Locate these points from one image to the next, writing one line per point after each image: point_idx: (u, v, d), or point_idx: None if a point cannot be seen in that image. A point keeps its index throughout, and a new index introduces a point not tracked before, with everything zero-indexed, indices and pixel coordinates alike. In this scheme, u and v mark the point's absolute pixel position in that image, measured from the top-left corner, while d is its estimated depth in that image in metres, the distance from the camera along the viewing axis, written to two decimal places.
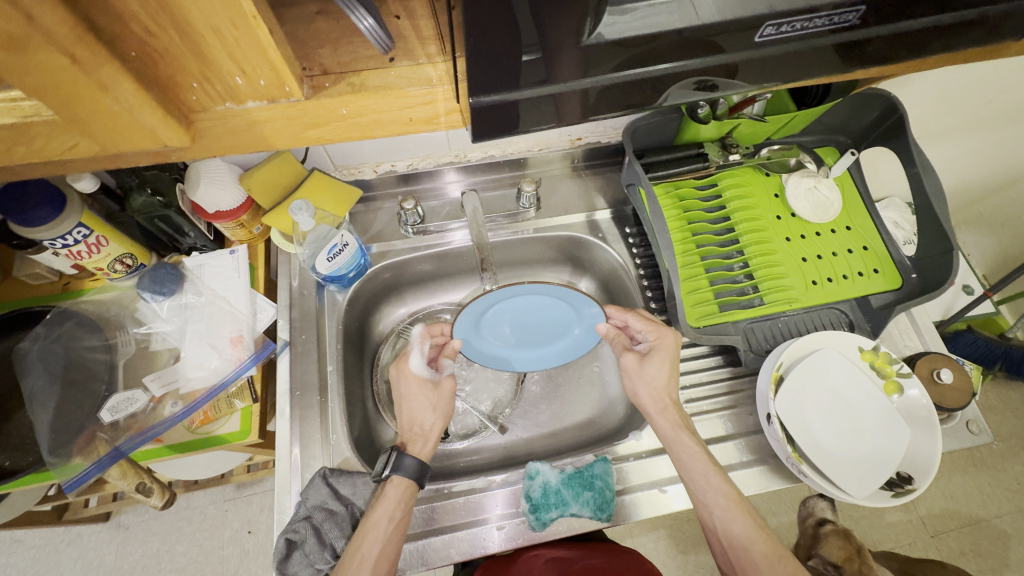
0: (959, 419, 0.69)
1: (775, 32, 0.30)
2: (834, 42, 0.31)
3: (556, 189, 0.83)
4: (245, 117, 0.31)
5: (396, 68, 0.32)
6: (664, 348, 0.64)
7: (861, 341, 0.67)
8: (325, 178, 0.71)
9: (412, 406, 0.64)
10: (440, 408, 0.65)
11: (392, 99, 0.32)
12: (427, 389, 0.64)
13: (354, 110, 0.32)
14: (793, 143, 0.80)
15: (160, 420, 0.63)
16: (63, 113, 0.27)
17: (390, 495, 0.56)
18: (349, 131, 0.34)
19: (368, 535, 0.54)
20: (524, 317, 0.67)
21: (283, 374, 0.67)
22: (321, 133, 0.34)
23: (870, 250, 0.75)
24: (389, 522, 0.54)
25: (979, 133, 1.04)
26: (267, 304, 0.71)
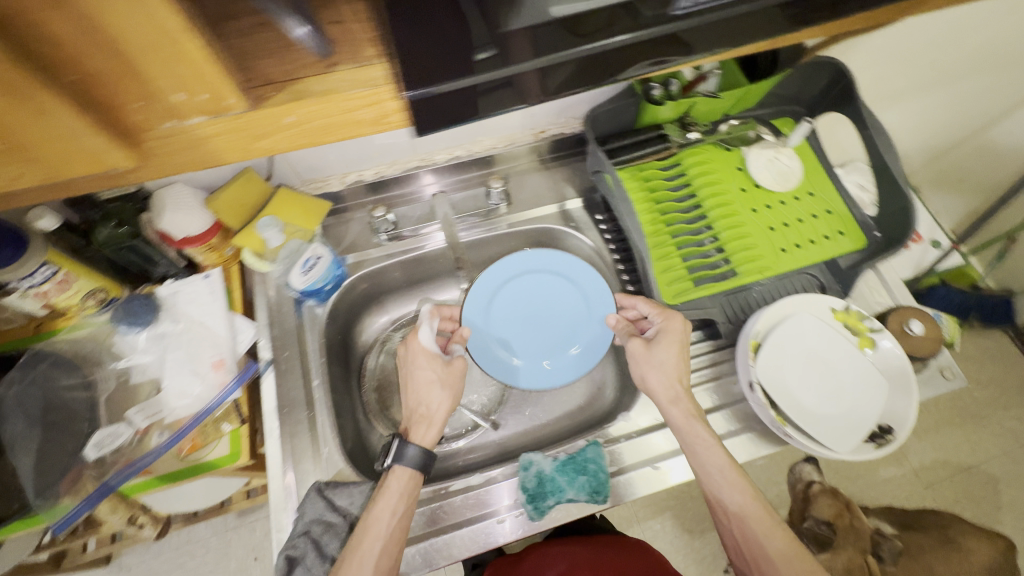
0: (932, 367, 0.72)
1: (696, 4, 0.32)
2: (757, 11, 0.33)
3: (525, 184, 0.83)
4: (192, 133, 0.31)
5: (339, 71, 0.32)
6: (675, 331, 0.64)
7: (832, 302, 0.69)
8: (290, 194, 0.71)
9: (419, 381, 0.63)
10: (446, 385, 0.63)
11: (338, 103, 0.32)
12: (433, 363, 0.64)
13: (301, 117, 0.32)
14: (750, 117, 0.81)
15: (147, 451, 0.62)
16: (6, 141, 0.27)
17: (392, 488, 0.57)
18: (300, 137, 0.34)
19: (368, 531, 0.54)
20: (532, 316, 0.73)
21: (269, 393, 0.67)
22: (271, 140, 0.34)
23: (834, 213, 0.77)
24: (393, 515, 0.55)
25: (925, 94, 1.07)
26: (245, 324, 0.70)
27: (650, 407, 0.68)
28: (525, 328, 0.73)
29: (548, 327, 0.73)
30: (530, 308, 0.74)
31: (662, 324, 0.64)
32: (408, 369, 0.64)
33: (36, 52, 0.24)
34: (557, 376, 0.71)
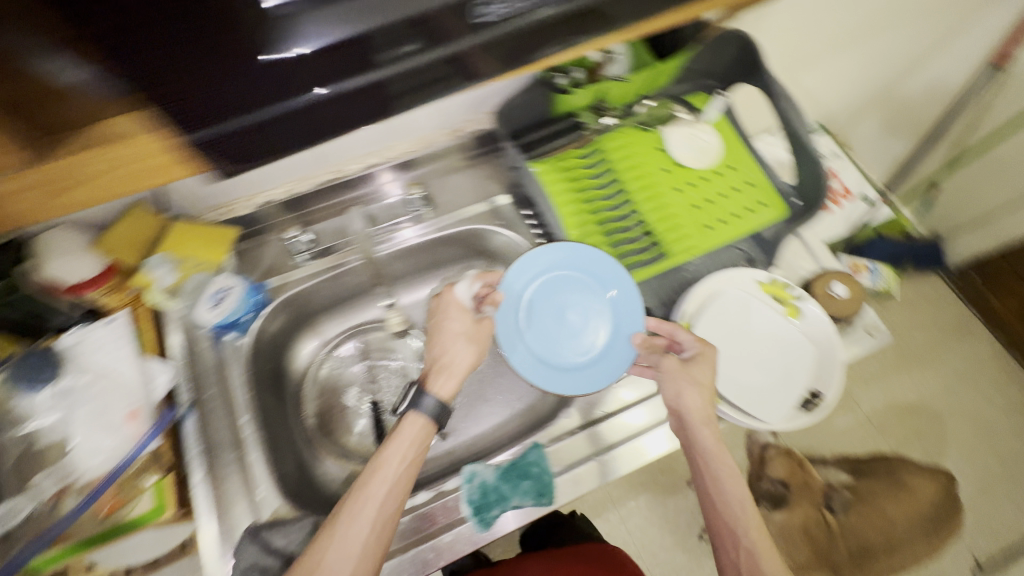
0: (859, 327, 0.74)
1: (498, 9, 0.36)
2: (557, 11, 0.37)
3: (447, 184, 0.80)
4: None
5: (122, 120, 0.32)
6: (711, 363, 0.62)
7: (758, 275, 0.69)
8: (189, 227, 0.68)
9: (449, 333, 0.64)
10: (472, 338, 0.64)
11: (121, 151, 0.32)
12: (463, 316, 0.64)
13: (94, 168, 0.32)
14: (664, 97, 0.81)
15: (59, 519, 0.57)
16: None
17: (405, 432, 0.58)
18: (121, 178, 0.34)
19: (372, 479, 0.55)
20: (553, 312, 0.66)
21: (191, 438, 0.63)
22: (91, 188, 0.33)
23: (755, 184, 0.77)
24: (401, 460, 0.56)
25: (835, 57, 1.10)
26: (160, 367, 0.64)
27: (591, 401, 0.68)
28: (543, 318, 0.66)
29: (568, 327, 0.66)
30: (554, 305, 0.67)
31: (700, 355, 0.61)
32: (440, 320, 0.65)
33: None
34: (563, 385, 0.63)
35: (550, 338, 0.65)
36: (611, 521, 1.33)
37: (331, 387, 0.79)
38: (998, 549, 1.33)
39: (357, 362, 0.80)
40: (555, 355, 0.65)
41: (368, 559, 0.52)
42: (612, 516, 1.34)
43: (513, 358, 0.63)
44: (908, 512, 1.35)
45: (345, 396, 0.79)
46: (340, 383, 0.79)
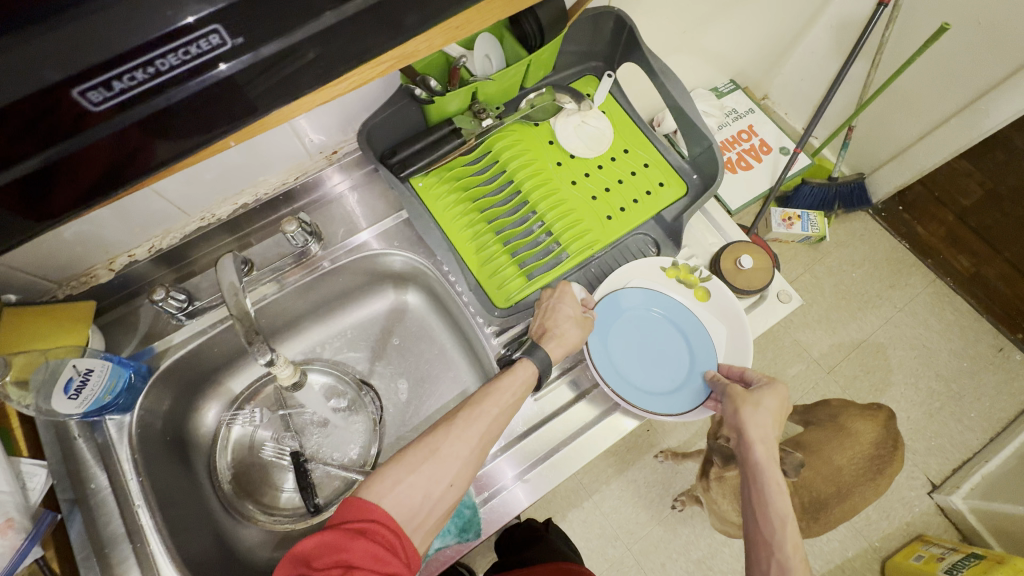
0: (770, 296, 0.73)
1: (103, 95, 0.22)
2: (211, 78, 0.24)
3: (334, 213, 0.76)
4: None
5: None
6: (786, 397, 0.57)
7: (661, 261, 0.67)
8: (34, 308, 0.59)
9: (557, 313, 0.60)
10: (580, 322, 0.60)
11: None
12: (571, 301, 0.61)
13: None
14: (547, 85, 0.76)
15: None
16: None
17: (519, 374, 0.57)
18: None
19: (490, 401, 0.54)
20: (656, 340, 0.64)
21: (78, 539, 0.58)
22: None
23: (652, 165, 0.75)
24: (513, 395, 0.55)
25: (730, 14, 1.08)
26: (36, 466, 0.58)
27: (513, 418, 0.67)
28: (636, 340, 0.64)
29: (646, 359, 0.63)
30: (660, 335, 0.64)
31: (769, 389, 0.56)
32: (552, 304, 0.61)
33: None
34: (639, 401, 0.60)
35: (630, 358, 0.63)
36: (586, 509, 1.32)
37: (246, 446, 0.74)
38: (950, 470, 1.38)
39: (271, 413, 0.75)
40: (631, 374, 0.62)
41: (470, 468, 0.51)
42: (583, 505, 1.33)
43: (594, 360, 0.62)
44: (853, 458, 1.30)
45: (263, 452, 0.74)
46: (256, 438, 0.74)
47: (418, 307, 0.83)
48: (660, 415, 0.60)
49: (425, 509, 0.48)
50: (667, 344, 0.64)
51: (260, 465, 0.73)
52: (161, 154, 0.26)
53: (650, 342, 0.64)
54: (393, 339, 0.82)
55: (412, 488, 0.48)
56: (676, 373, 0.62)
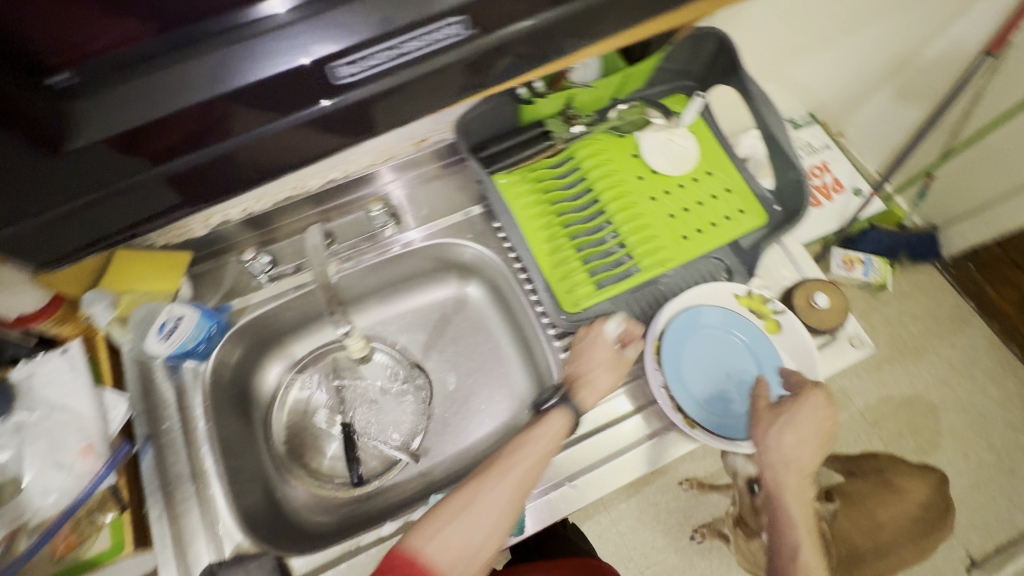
0: (841, 338, 0.70)
1: (356, 67, 0.41)
2: (347, 96, 0.42)
3: (415, 198, 0.79)
4: None
5: None
6: (822, 410, 0.57)
7: (735, 288, 0.66)
8: (140, 253, 0.65)
9: (596, 359, 0.61)
10: (615, 369, 0.61)
11: None
12: (603, 346, 0.62)
13: None
14: (639, 99, 0.77)
15: (12, 560, 0.56)
16: None
17: (549, 425, 0.58)
18: None
19: (518, 454, 0.56)
20: (729, 364, 0.63)
21: (149, 473, 0.62)
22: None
23: (733, 191, 0.74)
24: (541, 450, 0.56)
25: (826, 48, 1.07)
26: (117, 398, 0.63)
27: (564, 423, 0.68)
28: (708, 359, 0.63)
29: (717, 381, 0.62)
30: (734, 360, 0.63)
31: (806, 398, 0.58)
32: (584, 346, 0.63)
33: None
34: (710, 422, 0.60)
35: (701, 376, 0.62)
36: (602, 524, 1.31)
37: (297, 412, 0.76)
38: (994, 548, 1.30)
39: (324, 382, 0.78)
40: (699, 394, 0.61)
41: (508, 523, 0.52)
42: (599, 520, 1.31)
43: (664, 373, 0.61)
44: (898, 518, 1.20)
45: (315, 417, 0.76)
46: (307, 404, 0.77)
47: (479, 300, 0.84)
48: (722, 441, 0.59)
49: (467, 559, 0.49)
50: (740, 370, 0.63)
51: (309, 431, 0.76)
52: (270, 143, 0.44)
53: (723, 364, 0.63)
54: (449, 329, 0.83)
55: (451, 537, 0.50)
56: (744, 401, 0.61)
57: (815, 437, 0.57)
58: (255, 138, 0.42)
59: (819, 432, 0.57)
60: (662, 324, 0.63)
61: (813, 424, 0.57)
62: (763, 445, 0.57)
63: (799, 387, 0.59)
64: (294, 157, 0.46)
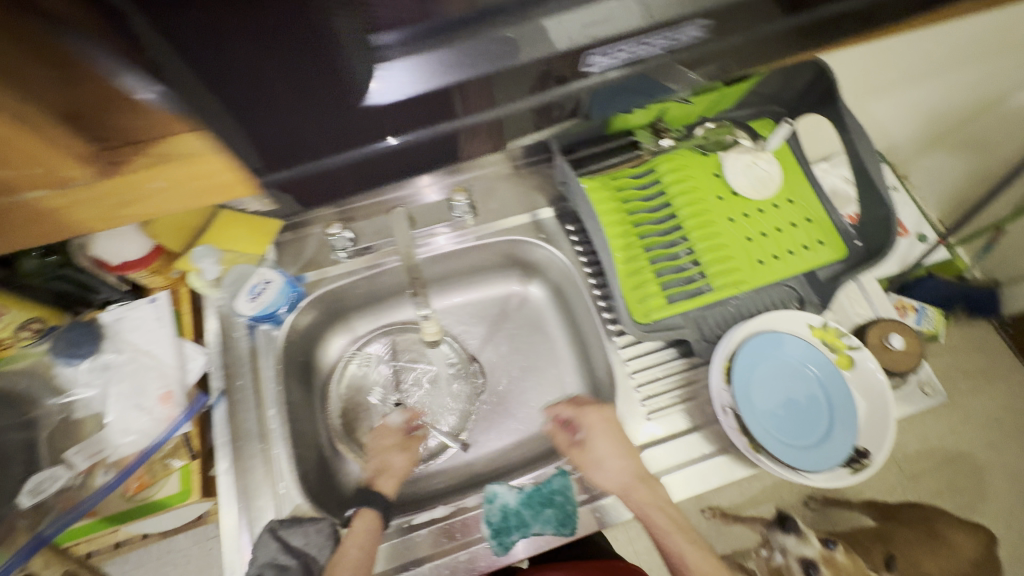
0: (913, 383, 0.69)
1: (604, 60, 0.33)
2: (423, 131, 0.32)
3: (493, 193, 0.80)
4: (40, 208, 0.28)
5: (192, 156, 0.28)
6: (604, 418, 0.64)
7: (810, 318, 0.65)
8: (237, 215, 0.68)
9: (380, 449, 0.71)
10: (408, 450, 0.71)
11: (199, 178, 0.30)
12: (395, 432, 0.72)
13: (169, 182, 0.29)
14: (726, 120, 0.77)
15: (91, 492, 0.58)
16: None
17: (359, 527, 0.59)
18: (201, 190, 0.31)
19: (347, 552, 0.57)
20: (799, 397, 0.62)
21: (221, 426, 0.64)
22: (172, 194, 0.30)
23: (814, 221, 0.73)
24: (359, 549, 0.57)
25: (914, 86, 1.06)
26: (196, 350, 0.66)
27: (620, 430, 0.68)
28: (778, 388, 0.63)
29: (786, 412, 0.61)
30: (804, 394, 0.63)
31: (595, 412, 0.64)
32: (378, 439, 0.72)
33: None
34: (777, 449, 0.59)
35: (771, 404, 0.62)
36: None
37: (353, 387, 0.78)
38: None
39: (381, 361, 0.79)
40: (767, 422, 0.61)
41: None
42: None
43: (733, 393, 0.61)
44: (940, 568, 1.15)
45: (369, 393, 0.78)
46: (363, 381, 0.78)
47: (540, 300, 0.85)
48: (786, 471, 0.58)
49: None
50: (811, 404, 0.62)
51: (362, 406, 0.77)
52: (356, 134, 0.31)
53: (792, 396, 0.62)
54: (506, 325, 0.84)
55: None
56: (813, 438, 0.60)
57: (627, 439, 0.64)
58: (302, 176, 0.32)
59: (619, 434, 0.63)
60: (735, 344, 0.63)
61: (608, 433, 0.63)
62: (582, 455, 0.63)
63: (580, 407, 0.65)
64: (355, 186, 0.37)
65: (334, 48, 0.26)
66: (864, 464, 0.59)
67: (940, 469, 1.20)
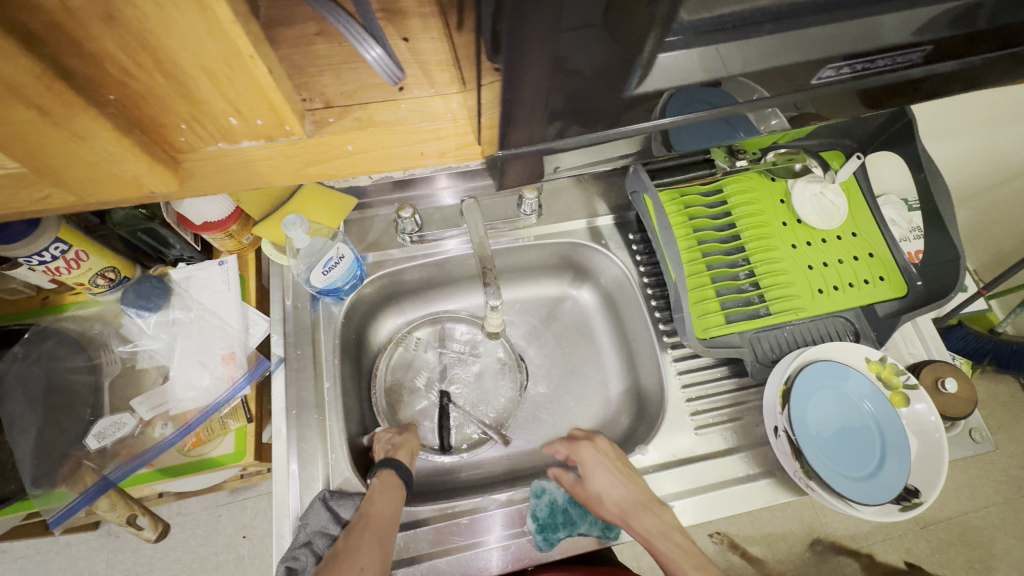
0: (962, 427, 0.70)
1: (834, 73, 0.35)
2: (507, 150, 0.35)
3: (557, 195, 0.81)
4: (242, 155, 0.34)
5: (406, 100, 0.36)
6: (599, 450, 0.65)
7: (868, 352, 0.65)
8: (317, 188, 0.70)
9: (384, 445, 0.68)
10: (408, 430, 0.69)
11: (401, 134, 0.36)
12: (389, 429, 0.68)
13: (358, 146, 0.36)
14: (800, 148, 0.77)
15: (150, 444, 0.61)
16: (31, 163, 0.30)
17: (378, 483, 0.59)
18: (396, 145, 0.36)
19: (375, 506, 0.57)
20: (852, 428, 0.63)
21: (278, 393, 0.65)
22: (366, 151, 0.37)
23: (876, 257, 0.73)
24: (378, 493, 0.58)
25: (997, 128, 1.00)
26: (259, 317, 0.69)
27: (665, 442, 0.68)
28: (831, 417, 0.64)
29: (839, 442, 0.62)
30: (857, 425, 0.63)
31: (588, 445, 0.66)
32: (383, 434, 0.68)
33: (76, 73, 0.25)
34: (825, 475, 0.60)
35: (824, 431, 0.63)
36: None
37: (399, 368, 0.79)
38: None
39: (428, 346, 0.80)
40: (818, 448, 0.62)
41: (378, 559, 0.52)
42: None
43: (787, 418, 0.62)
44: None
45: (414, 377, 0.79)
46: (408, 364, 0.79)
47: (590, 305, 0.85)
48: (833, 497, 0.59)
49: None
50: (864, 436, 0.63)
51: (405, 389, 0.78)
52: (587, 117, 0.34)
53: (844, 426, 0.63)
54: (554, 326, 0.85)
55: None
56: (863, 469, 0.61)
57: (623, 466, 0.64)
58: (528, 156, 0.36)
59: (614, 463, 0.63)
60: (791, 370, 0.64)
61: (602, 464, 0.63)
62: (584, 492, 0.63)
63: (574, 444, 0.67)
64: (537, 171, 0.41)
65: (628, 51, 0.29)
66: (915, 502, 0.58)
67: (955, 520, 1.19)
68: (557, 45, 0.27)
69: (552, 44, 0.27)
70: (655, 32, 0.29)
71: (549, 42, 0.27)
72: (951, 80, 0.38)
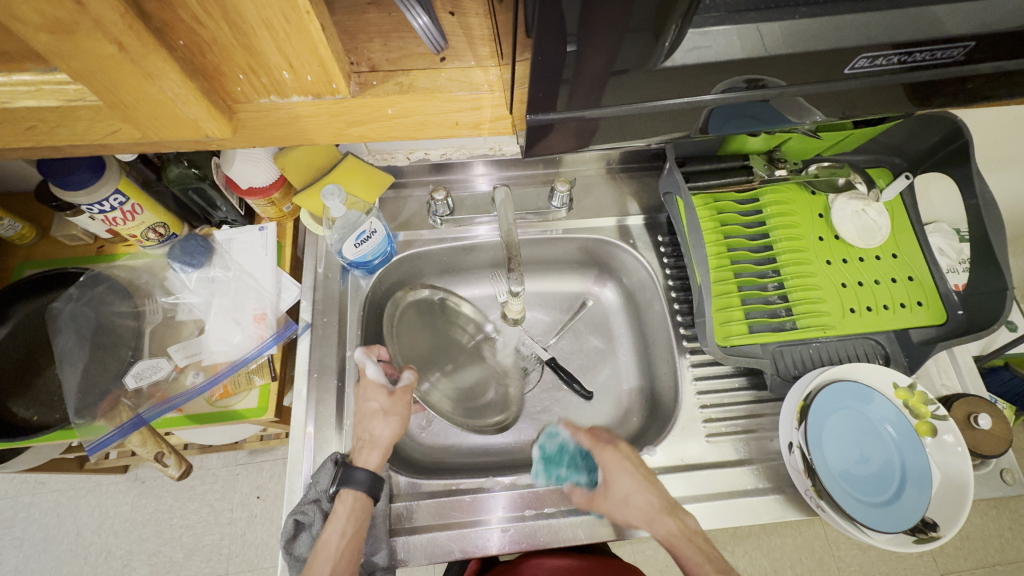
0: (993, 466, 0.66)
1: (866, 63, 0.34)
2: (533, 116, 0.35)
3: (589, 190, 0.82)
4: (288, 110, 0.37)
5: (446, 69, 0.38)
6: (624, 456, 0.63)
7: (897, 377, 0.63)
8: (356, 163, 0.72)
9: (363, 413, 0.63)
10: (392, 414, 0.63)
11: (439, 101, 0.38)
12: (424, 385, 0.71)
13: (397, 111, 0.38)
14: (845, 162, 0.76)
15: (182, 390, 0.65)
16: (107, 97, 0.32)
17: (340, 511, 0.57)
18: (439, 109, 0.38)
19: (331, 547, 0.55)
20: (872, 453, 0.61)
21: (302, 355, 0.68)
22: (404, 118, 0.39)
23: (916, 281, 0.70)
24: (341, 538, 0.55)
25: None
26: (292, 283, 0.72)
27: (675, 446, 0.68)
28: (850, 440, 0.62)
29: (857, 466, 0.61)
30: (877, 451, 0.61)
31: (612, 448, 0.64)
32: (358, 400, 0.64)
33: (152, 16, 0.28)
34: (839, 497, 0.58)
35: (842, 454, 0.61)
36: None
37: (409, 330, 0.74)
38: None
39: (439, 316, 0.77)
40: (833, 470, 0.60)
41: None
42: None
43: (803, 436, 0.61)
44: None
45: (421, 346, 0.74)
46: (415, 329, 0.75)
47: (612, 304, 0.85)
48: (844, 521, 0.57)
49: None
50: (884, 463, 0.61)
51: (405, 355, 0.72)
52: (616, 95, 0.34)
53: (864, 451, 0.61)
54: (575, 323, 0.84)
55: None
56: (880, 496, 0.59)
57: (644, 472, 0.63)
58: (560, 126, 0.36)
59: (639, 471, 0.62)
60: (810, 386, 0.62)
61: (626, 470, 0.62)
62: (606, 501, 0.61)
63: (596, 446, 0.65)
64: (568, 145, 0.39)
65: (663, 31, 0.29)
66: (932, 536, 0.56)
67: (980, 571, 1.12)
68: (590, 22, 0.28)
69: (577, 25, 0.28)
70: (681, 19, 0.29)
71: (574, 19, 0.27)
72: (998, 82, 0.37)
